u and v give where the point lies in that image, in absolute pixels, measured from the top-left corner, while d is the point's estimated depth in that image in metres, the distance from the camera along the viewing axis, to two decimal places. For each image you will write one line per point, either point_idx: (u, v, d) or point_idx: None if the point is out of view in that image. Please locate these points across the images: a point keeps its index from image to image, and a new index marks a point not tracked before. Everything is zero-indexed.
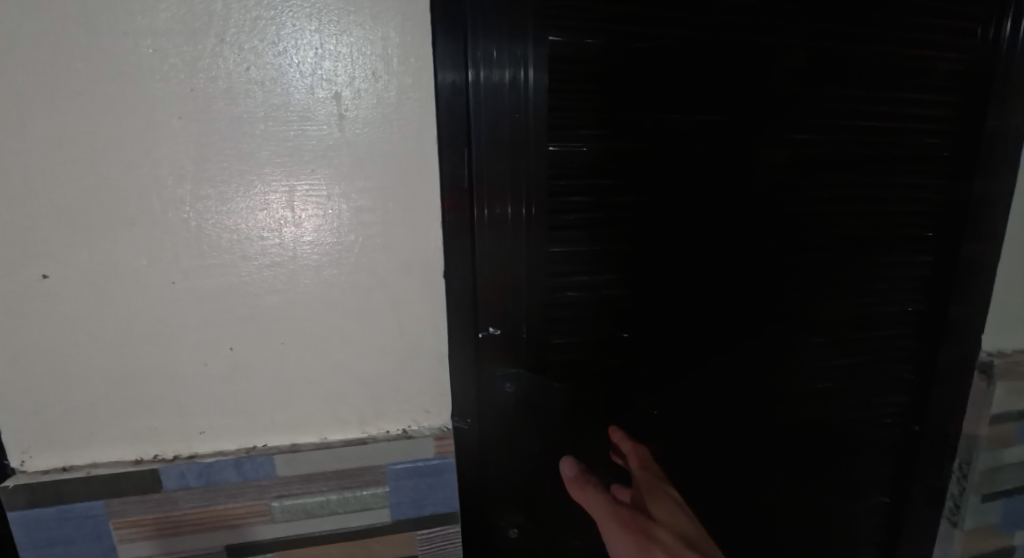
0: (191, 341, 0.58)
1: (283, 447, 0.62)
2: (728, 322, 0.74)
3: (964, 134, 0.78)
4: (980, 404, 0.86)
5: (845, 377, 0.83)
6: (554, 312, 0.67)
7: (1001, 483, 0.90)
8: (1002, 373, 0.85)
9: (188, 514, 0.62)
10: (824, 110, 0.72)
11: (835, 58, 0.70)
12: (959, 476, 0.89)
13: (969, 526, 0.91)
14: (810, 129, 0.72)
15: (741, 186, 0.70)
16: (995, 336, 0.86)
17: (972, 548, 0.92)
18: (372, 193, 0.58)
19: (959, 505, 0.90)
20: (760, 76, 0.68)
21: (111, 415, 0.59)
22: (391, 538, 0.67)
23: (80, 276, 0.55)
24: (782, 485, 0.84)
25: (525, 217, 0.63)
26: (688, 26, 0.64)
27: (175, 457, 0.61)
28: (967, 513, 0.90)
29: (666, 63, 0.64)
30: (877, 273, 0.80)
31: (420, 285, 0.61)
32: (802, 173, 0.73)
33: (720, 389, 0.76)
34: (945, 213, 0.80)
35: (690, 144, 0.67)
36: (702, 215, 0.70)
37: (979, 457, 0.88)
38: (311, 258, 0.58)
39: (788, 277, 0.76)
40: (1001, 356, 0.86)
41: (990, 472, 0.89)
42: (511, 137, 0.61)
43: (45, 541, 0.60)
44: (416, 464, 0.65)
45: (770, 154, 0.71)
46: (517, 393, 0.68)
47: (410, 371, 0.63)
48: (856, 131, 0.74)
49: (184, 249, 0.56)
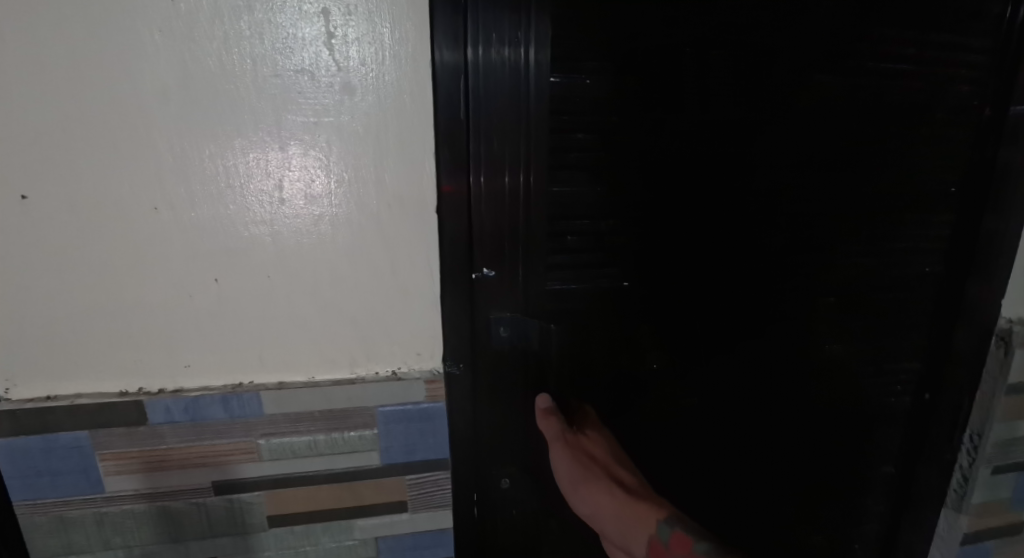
0: (176, 272, 0.56)
1: (270, 384, 0.61)
2: (728, 322, 0.74)
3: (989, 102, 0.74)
4: (997, 374, 0.82)
5: (856, 340, 0.80)
6: (559, 256, 0.65)
7: (1013, 456, 0.87)
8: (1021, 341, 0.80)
9: (175, 450, 0.61)
10: (840, 121, 0.71)
11: (844, 55, 0.68)
12: (971, 448, 0.85)
13: (978, 499, 0.88)
14: (835, 73, 0.69)
15: (741, 187, 0.69)
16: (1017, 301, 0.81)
17: (981, 523, 0.90)
18: (366, 122, 0.55)
19: (968, 476, 0.87)
20: (761, 77, 0.66)
21: (96, 347, 0.57)
22: (380, 483, 0.66)
23: (61, 199, 0.53)
24: (783, 449, 0.82)
25: (522, 186, 0.61)
26: (685, 25, 0.62)
27: (160, 391, 0.59)
28: (976, 485, 0.87)
29: (665, 65, 0.62)
30: (892, 231, 0.77)
31: (415, 223, 0.58)
32: (819, 119, 0.70)
33: (720, 390, 0.76)
34: (970, 178, 0.77)
35: (690, 143, 0.66)
36: (702, 214, 0.68)
37: (993, 428, 0.84)
38: (297, 189, 0.56)
39: (788, 278, 0.74)
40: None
41: (1003, 444, 0.86)
42: (515, 90, 0.58)
43: (30, 471, 0.59)
44: (406, 408, 0.64)
45: (771, 152, 0.69)
46: (510, 338, 0.66)
47: (401, 311, 0.61)
48: (877, 87, 0.71)
49: (168, 175, 0.53)
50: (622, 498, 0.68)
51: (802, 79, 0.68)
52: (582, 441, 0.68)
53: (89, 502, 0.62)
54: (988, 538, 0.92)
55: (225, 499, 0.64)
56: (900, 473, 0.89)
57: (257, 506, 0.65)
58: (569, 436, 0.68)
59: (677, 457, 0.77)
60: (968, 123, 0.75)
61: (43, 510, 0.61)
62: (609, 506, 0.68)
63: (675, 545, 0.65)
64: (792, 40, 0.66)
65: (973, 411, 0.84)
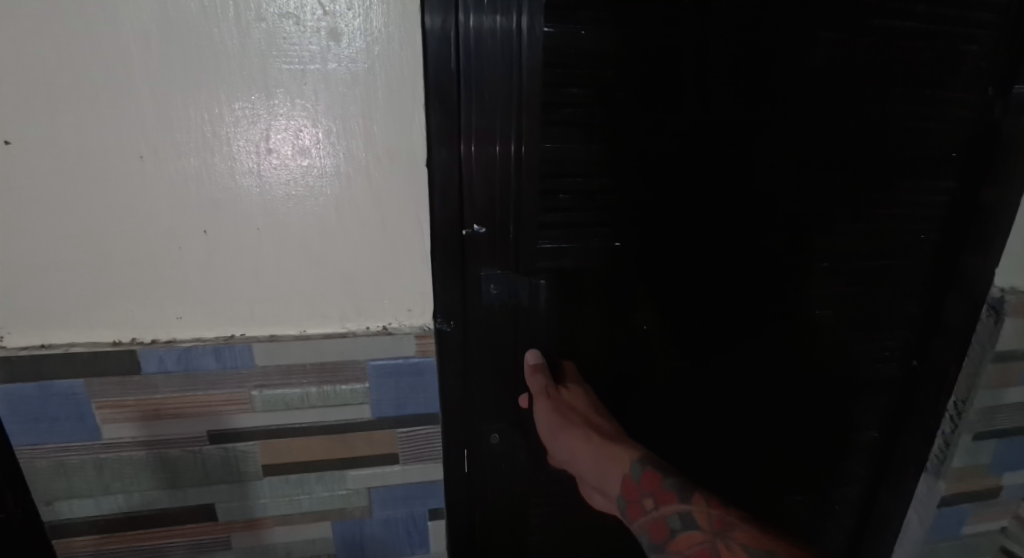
0: (165, 222, 0.56)
1: (262, 337, 0.61)
2: (729, 322, 0.76)
3: (995, 78, 0.72)
4: (986, 342, 0.82)
5: (850, 305, 0.80)
6: (550, 215, 0.65)
7: (997, 422, 0.88)
8: (1013, 310, 0.80)
9: (170, 399, 0.62)
10: (841, 132, 0.71)
11: (846, 72, 0.68)
12: (954, 415, 0.86)
13: (958, 464, 0.89)
14: (841, 45, 0.67)
15: (741, 186, 0.70)
16: (1012, 270, 0.80)
17: (960, 487, 0.92)
18: (353, 70, 0.54)
19: (950, 442, 0.87)
20: (760, 77, 0.66)
21: (87, 296, 0.57)
22: (372, 435, 0.67)
23: (43, 144, 0.52)
24: (769, 413, 0.83)
25: (516, 155, 0.61)
26: (685, 25, 0.61)
27: (153, 341, 0.60)
28: (958, 450, 0.88)
29: (665, 65, 0.62)
30: (890, 201, 0.76)
31: (405, 178, 0.58)
32: (821, 81, 0.68)
33: (720, 389, 0.79)
34: (974, 148, 0.76)
35: (690, 144, 0.66)
36: (702, 215, 0.69)
37: (977, 395, 0.84)
38: (284, 140, 0.55)
39: (788, 279, 0.76)
40: (1015, 293, 0.80)
41: (988, 411, 0.87)
42: (512, 55, 0.58)
43: (29, 417, 0.61)
44: (396, 363, 0.64)
45: (770, 154, 0.69)
46: (500, 296, 0.66)
47: (390, 266, 0.61)
48: (884, 53, 0.69)
49: (152, 122, 0.53)
50: (597, 441, 0.67)
51: (803, 81, 0.67)
52: (562, 394, 0.69)
53: (87, 448, 0.63)
54: (965, 501, 0.93)
55: (219, 448, 0.65)
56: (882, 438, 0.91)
57: (252, 456, 0.66)
58: (552, 390, 0.68)
59: (666, 415, 0.79)
60: (974, 94, 0.73)
61: (44, 455, 0.62)
62: (584, 449, 0.67)
63: (646, 481, 0.64)
64: (793, 40, 0.65)
65: (960, 379, 0.85)
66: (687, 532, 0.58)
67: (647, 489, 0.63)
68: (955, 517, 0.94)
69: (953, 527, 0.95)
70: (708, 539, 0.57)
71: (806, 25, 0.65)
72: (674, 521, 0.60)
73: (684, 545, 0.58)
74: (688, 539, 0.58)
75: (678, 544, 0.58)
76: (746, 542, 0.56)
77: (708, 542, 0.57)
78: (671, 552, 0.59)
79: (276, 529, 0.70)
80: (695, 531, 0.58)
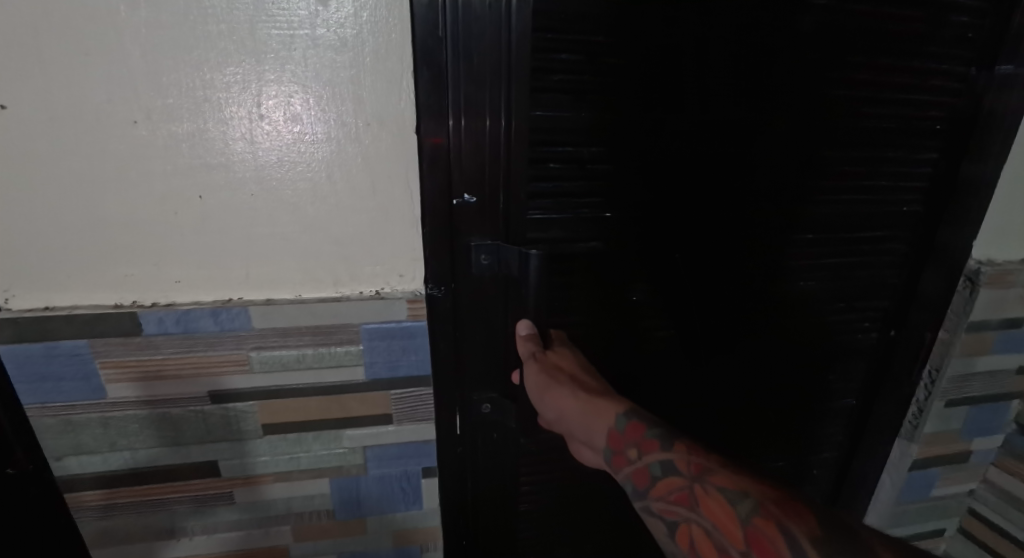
0: (159, 187, 0.57)
1: (258, 301, 0.63)
2: (728, 325, 0.81)
3: (979, 61, 0.75)
4: (960, 313, 0.88)
5: (836, 275, 0.83)
6: (538, 183, 0.66)
7: (968, 390, 0.94)
8: (987, 280, 0.86)
9: (170, 360, 0.64)
10: (837, 128, 0.74)
11: (846, 76, 0.71)
12: (929, 381, 0.93)
13: (929, 429, 0.96)
14: (834, 38, 0.69)
15: (741, 187, 0.72)
16: (988, 243, 0.86)
17: (931, 451, 0.98)
18: (343, 36, 0.55)
19: (923, 408, 0.94)
20: (761, 77, 0.68)
21: (86, 259, 0.59)
22: (366, 396, 0.70)
23: (39, 109, 0.53)
24: (754, 380, 0.86)
25: (506, 130, 0.62)
26: (685, 25, 0.63)
27: (153, 304, 0.62)
28: (930, 416, 0.95)
29: (665, 65, 0.64)
30: (876, 179, 0.79)
31: (396, 145, 0.60)
32: (812, 50, 0.68)
33: (720, 388, 0.85)
34: (958, 122, 0.78)
35: (689, 144, 0.68)
36: (702, 214, 0.72)
37: (951, 362, 0.91)
38: (277, 107, 0.57)
39: (789, 281, 0.81)
40: (991, 265, 0.86)
41: (960, 378, 0.93)
42: (501, 25, 0.58)
43: (35, 376, 0.63)
44: (389, 326, 0.66)
45: (770, 154, 0.72)
46: (492, 266, 0.68)
47: (382, 232, 0.63)
48: (873, 22, 0.69)
49: (144, 87, 0.54)
50: (583, 396, 0.65)
51: (801, 82, 0.70)
52: (550, 356, 0.69)
53: (94, 406, 0.65)
54: (935, 464, 1.00)
55: (220, 407, 0.68)
56: (859, 406, 0.95)
57: (251, 415, 0.69)
58: (540, 354, 0.69)
59: (653, 381, 0.81)
60: (959, 74, 0.76)
61: (53, 412, 0.65)
62: (571, 405, 0.65)
63: (630, 431, 0.60)
64: (792, 41, 0.67)
65: (935, 346, 0.91)
66: (667, 478, 0.56)
67: (631, 438, 0.60)
68: (924, 480, 1.01)
69: (921, 489, 1.02)
70: (689, 484, 0.54)
71: (801, 14, 0.66)
72: (656, 468, 0.57)
73: (665, 490, 0.56)
74: (668, 485, 0.55)
75: (659, 490, 0.56)
76: (724, 486, 0.53)
77: (688, 486, 0.54)
78: (652, 499, 0.56)
79: (275, 486, 0.73)
80: (676, 476, 0.55)
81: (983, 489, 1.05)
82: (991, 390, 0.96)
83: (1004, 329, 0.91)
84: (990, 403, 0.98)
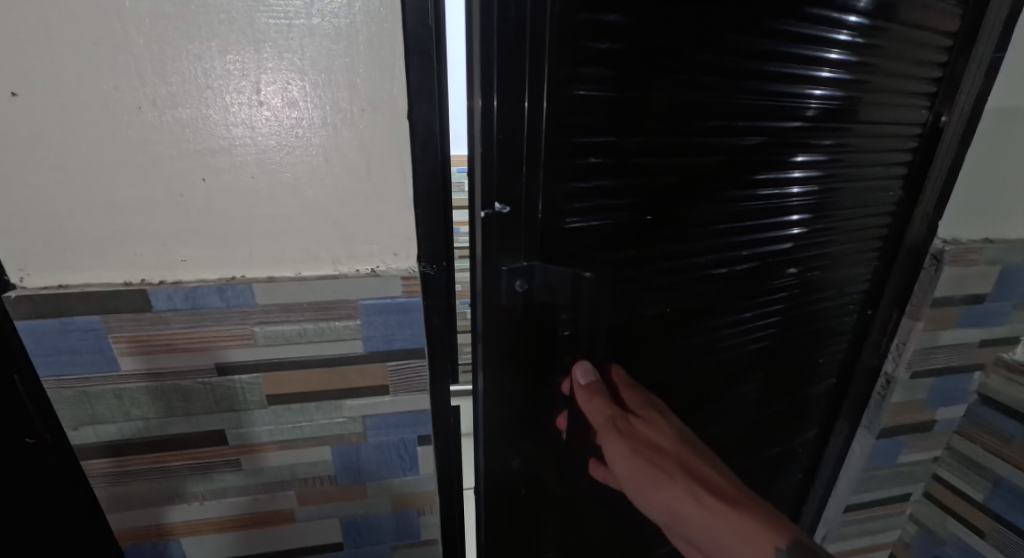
0: (166, 171, 0.60)
1: (261, 278, 0.67)
2: (722, 313, 0.84)
3: (958, 49, 0.81)
4: (926, 288, 0.92)
5: (830, 260, 0.88)
6: (575, 182, 0.68)
7: (932, 362, 0.99)
8: (952, 258, 0.89)
9: (178, 334, 0.68)
10: (825, 118, 0.77)
11: (835, 67, 0.74)
12: (895, 354, 0.98)
13: (897, 400, 1.00)
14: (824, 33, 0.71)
15: (732, 180, 0.75)
16: (952, 223, 0.90)
17: (898, 420, 1.03)
18: (336, 25, 0.58)
19: (890, 380, 0.99)
20: (753, 72, 0.70)
21: (97, 240, 0.62)
22: (363, 368, 0.74)
23: (48, 96, 0.56)
24: (742, 362, 0.89)
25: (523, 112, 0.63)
26: (685, 25, 0.65)
27: (161, 281, 0.65)
28: (897, 388, 0.99)
29: (664, 64, 0.66)
30: (858, 170, 0.83)
31: (389, 130, 0.63)
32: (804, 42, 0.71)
33: (714, 378, 0.88)
34: (940, 111, 0.84)
35: (687, 139, 0.71)
36: (700, 208, 0.75)
37: (917, 337, 0.95)
38: (273, 98, 0.60)
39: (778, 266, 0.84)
40: (955, 243, 0.90)
41: (923, 351, 0.97)
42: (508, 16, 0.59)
43: (52, 350, 0.67)
44: (385, 302, 0.70)
45: (763, 150, 0.75)
46: (525, 291, 0.72)
47: (379, 214, 0.67)
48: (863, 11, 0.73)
49: (148, 74, 0.57)
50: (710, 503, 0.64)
51: (791, 76, 0.73)
52: (636, 428, 0.70)
53: (107, 378, 0.69)
54: (901, 433, 1.05)
55: (226, 379, 0.72)
56: (838, 382, 1.03)
57: (256, 386, 0.73)
58: (620, 424, 0.69)
59: (652, 369, 0.82)
60: (937, 62, 0.81)
61: (69, 384, 0.69)
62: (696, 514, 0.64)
63: None
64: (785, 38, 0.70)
65: (903, 319, 0.95)
66: None
67: None
68: (892, 448, 1.06)
69: (889, 457, 1.07)
70: None
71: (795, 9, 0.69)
72: None
73: None
74: None
75: None
76: None
77: None
78: None
79: (279, 453, 0.77)
80: None
81: (947, 456, 1.11)
82: (956, 362, 1.01)
83: (966, 304, 0.95)
84: (954, 374, 1.02)
